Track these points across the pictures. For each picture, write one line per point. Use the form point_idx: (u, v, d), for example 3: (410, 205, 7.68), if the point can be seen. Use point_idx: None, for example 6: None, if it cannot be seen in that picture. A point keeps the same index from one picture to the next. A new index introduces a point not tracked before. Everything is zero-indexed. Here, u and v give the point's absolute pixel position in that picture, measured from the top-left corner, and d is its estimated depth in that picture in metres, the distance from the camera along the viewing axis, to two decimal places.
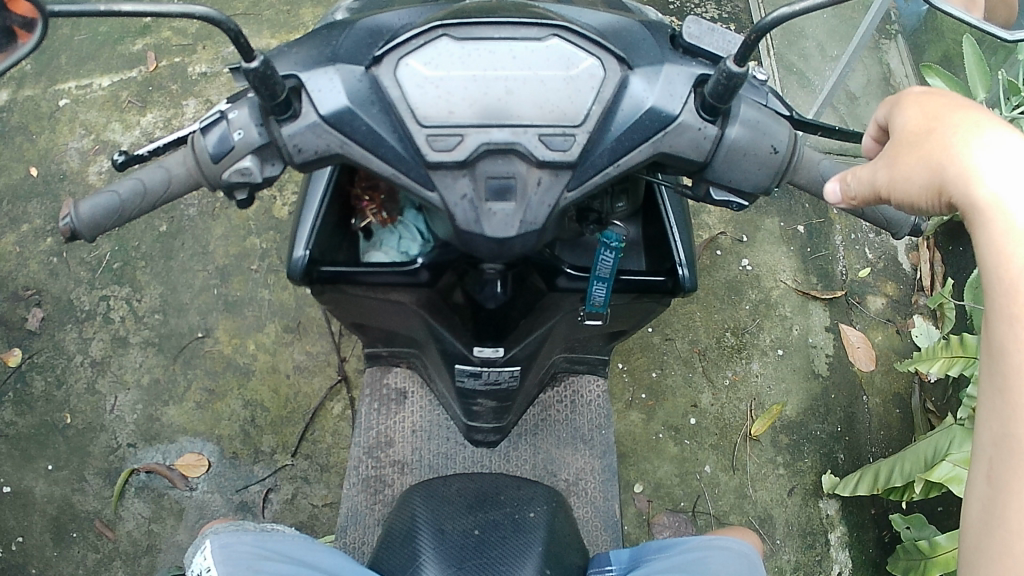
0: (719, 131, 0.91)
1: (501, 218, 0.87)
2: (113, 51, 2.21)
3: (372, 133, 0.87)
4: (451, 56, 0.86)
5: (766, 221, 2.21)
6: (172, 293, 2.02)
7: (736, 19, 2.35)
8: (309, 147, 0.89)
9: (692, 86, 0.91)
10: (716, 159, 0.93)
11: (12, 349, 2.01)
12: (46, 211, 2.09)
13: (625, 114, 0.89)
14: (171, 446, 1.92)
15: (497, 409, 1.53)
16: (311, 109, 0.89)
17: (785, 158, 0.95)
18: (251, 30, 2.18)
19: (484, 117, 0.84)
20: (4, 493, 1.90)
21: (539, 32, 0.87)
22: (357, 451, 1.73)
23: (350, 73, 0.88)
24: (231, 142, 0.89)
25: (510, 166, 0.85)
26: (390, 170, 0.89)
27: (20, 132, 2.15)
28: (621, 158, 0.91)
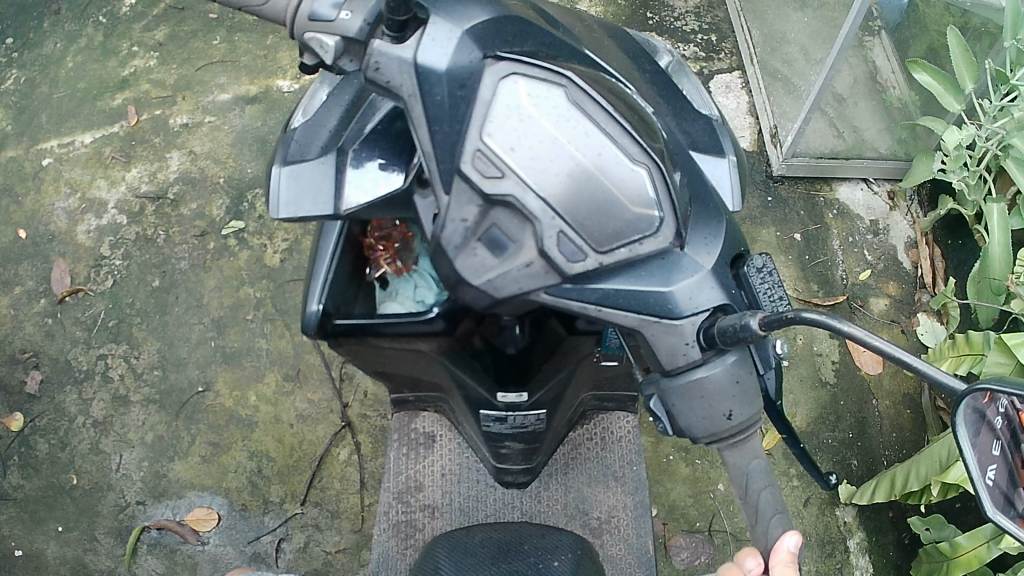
0: (702, 357, 0.87)
1: (477, 260, 0.88)
2: (95, 107, 2.17)
3: (436, 113, 0.85)
4: (553, 107, 0.84)
5: (763, 232, 2.09)
6: (170, 348, 1.98)
7: (717, 29, 2.34)
8: (385, 74, 0.87)
9: (715, 308, 0.87)
10: (677, 381, 0.88)
11: (13, 414, 2.02)
12: (37, 271, 2.08)
13: (642, 275, 0.87)
14: (180, 501, 1.92)
15: (525, 451, 1.57)
16: (413, 46, 0.86)
17: (738, 430, 0.88)
18: (230, 78, 2.17)
19: (532, 178, 0.82)
20: (17, 557, 1.92)
21: (637, 152, 0.85)
22: (387, 496, 1.76)
23: (466, 51, 0.86)
24: (336, 17, 0.90)
25: (518, 232, 0.85)
26: (427, 149, 0.87)
27: (6, 194, 2.14)
28: (607, 306, 0.88)
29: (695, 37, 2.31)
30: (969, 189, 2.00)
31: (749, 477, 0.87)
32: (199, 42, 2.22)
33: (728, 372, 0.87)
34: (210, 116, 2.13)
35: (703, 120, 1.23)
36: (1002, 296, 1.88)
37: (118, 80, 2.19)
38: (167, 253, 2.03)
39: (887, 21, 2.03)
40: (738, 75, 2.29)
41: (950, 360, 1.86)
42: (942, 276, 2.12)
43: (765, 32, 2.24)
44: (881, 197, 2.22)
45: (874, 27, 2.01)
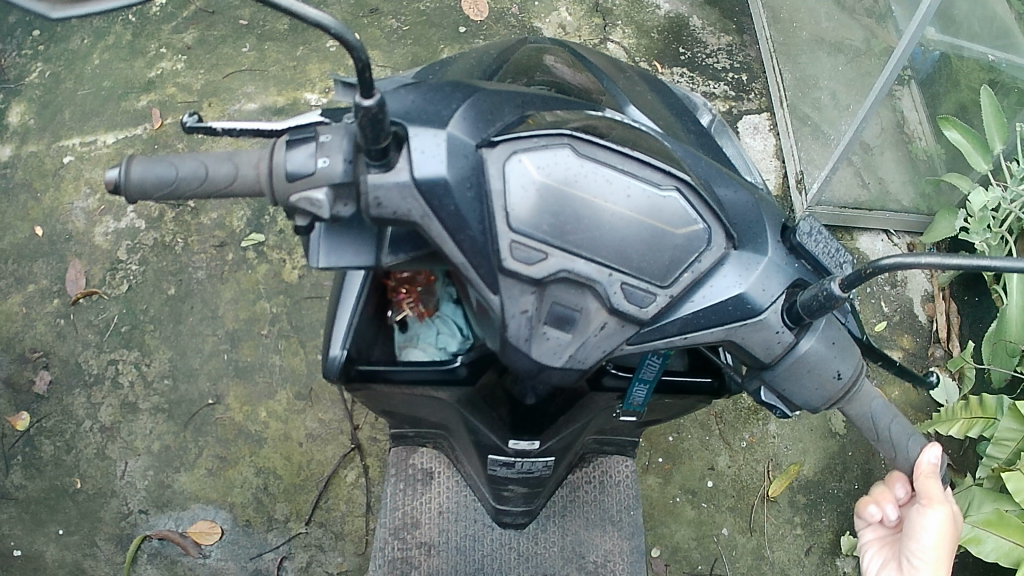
0: (794, 338, 0.87)
1: (552, 345, 0.82)
2: (120, 109, 2.15)
3: (455, 219, 0.79)
4: (570, 167, 0.80)
5: None
6: (182, 358, 1.97)
7: (748, 68, 2.33)
8: (388, 206, 0.79)
9: (786, 286, 0.87)
10: (780, 365, 0.89)
11: (19, 413, 2.00)
12: (52, 270, 2.07)
13: (713, 289, 0.85)
14: (183, 512, 1.91)
15: (527, 493, 1.55)
16: (406, 167, 0.78)
17: (848, 386, 0.89)
18: (257, 87, 2.11)
19: (576, 244, 0.78)
20: (15, 557, 1.90)
21: (661, 179, 0.82)
22: (382, 532, 1.72)
23: (460, 146, 0.80)
24: (313, 166, 0.77)
25: (581, 300, 0.80)
26: (459, 258, 0.81)
27: (25, 189, 2.13)
28: (690, 331, 0.86)
29: (726, 76, 2.29)
30: (991, 250, 1.98)
31: (875, 417, 0.91)
32: (228, 49, 2.18)
33: (819, 340, 0.87)
34: (235, 123, 2.04)
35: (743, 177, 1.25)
36: (1016, 359, 1.89)
37: (144, 82, 2.17)
38: (185, 262, 2.03)
39: (919, 70, 1.98)
40: (767, 117, 2.27)
41: (962, 421, 1.85)
42: (957, 331, 2.12)
43: (796, 76, 2.24)
44: (900, 249, 2.21)
45: (906, 77, 1.97)
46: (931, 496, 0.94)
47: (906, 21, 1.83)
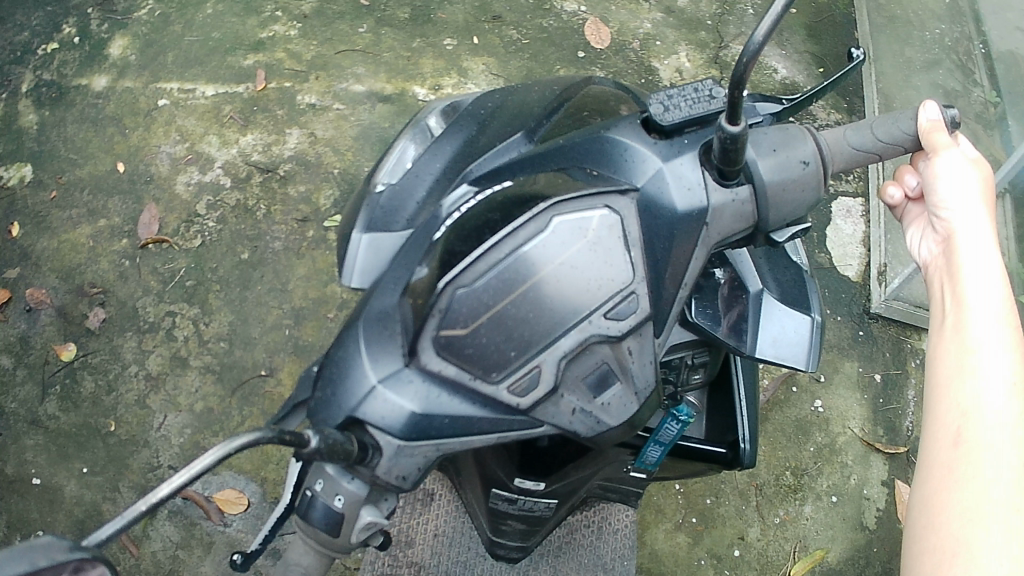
0: (747, 188, 1.08)
1: (614, 400, 1.04)
2: (223, 62, 2.16)
3: (460, 418, 1.00)
4: (481, 299, 0.98)
5: (846, 363, 2.06)
6: (242, 324, 1.94)
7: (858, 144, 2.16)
8: (407, 467, 1.01)
9: (699, 162, 1.08)
10: (767, 208, 1.09)
11: (68, 344, 2.01)
12: (126, 210, 2.06)
13: (660, 239, 1.06)
14: (213, 477, 1.96)
15: (524, 529, 1.71)
16: (388, 437, 0.99)
17: (817, 166, 1.10)
18: (367, 70, 2.13)
19: (546, 342, 0.97)
20: (34, 485, 1.88)
21: (536, 225, 1.00)
22: (376, 545, 1.84)
23: (388, 368, 1.01)
24: (337, 508, 1.02)
25: (593, 356, 1.01)
26: (494, 435, 1.01)
27: (113, 122, 2.14)
28: (684, 278, 1.09)
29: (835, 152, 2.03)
30: None
31: (858, 146, 1.12)
32: (345, 26, 2.19)
33: (761, 154, 1.08)
34: (339, 104, 2.09)
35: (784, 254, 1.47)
36: None
37: (254, 41, 2.18)
38: (263, 229, 1.99)
39: (1016, 186, 2.02)
40: (861, 203, 2.26)
41: None
42: None
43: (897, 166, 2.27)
44: None
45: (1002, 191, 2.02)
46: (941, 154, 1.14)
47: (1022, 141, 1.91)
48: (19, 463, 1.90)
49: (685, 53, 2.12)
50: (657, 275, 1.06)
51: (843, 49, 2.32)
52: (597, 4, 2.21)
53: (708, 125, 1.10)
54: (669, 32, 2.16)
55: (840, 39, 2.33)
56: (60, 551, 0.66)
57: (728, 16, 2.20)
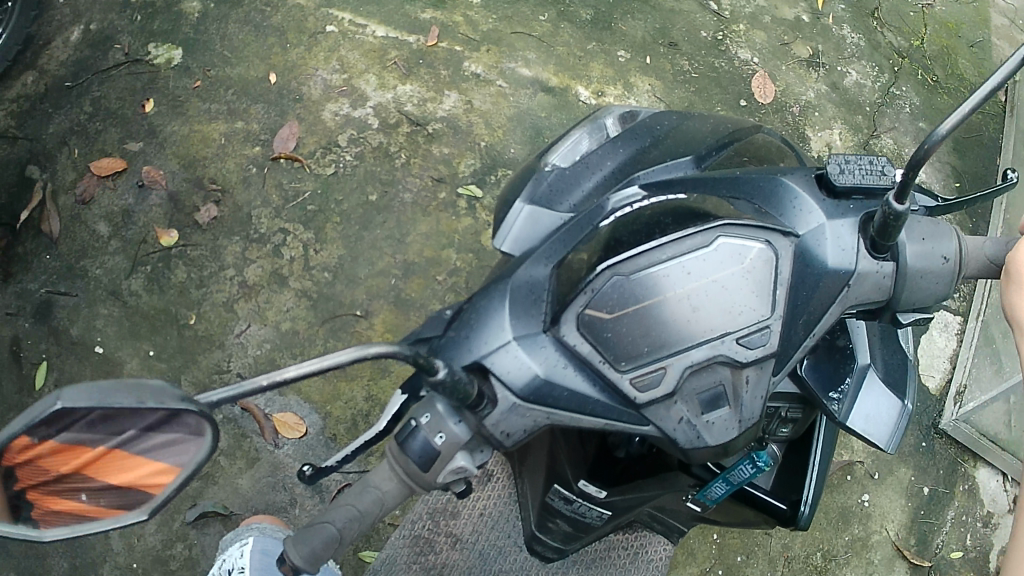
0: (891, 265, 1.08)
1: (720, 424, 0.98)
2: (401, 9, 2.25)
3: (576, 396, 0.95)
4: (629, 293, 0.95)
5: (901, 469, 2.11)
6: (352, 261, 2.00)
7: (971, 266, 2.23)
8: (515, 428, 0.95)
9: (855, 234, 1.08)
10: (903, 289, 1.09)
11: (170, 229, 2.02)
12: (267, 119, 2.12)
13: (806, 285, 1.05)
14: (277, 397, 1.94)
15: (568, 533, 1.66)
16: (506, 393, 0.94)
17: (956, 263, 1.09)
18: (537, 57, 2.23)
19: (678, 347, 0.94)
20: (94, 353, 1.90)
21: (703, 238, 0.98)
22: (421, 508, 1.86)
23: (522, 330, 0.97)
24: (436, 445, 0.91)
25: (715, 374, 0.96)
26: (602, 422, 0.96)
27: (277, 34, 2.21)
28: (814, 328, 1.05)
29: None
30: None
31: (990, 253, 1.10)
32: (527, 10, 2.29)
33: (912, 239, 1.09)
34: (503, 81, 2.19)
35: (896, 336, 1.43)
36: None
37: None
38: (398, 177, 2.07)
39: None
40: (960, 321, 2.31)
41: None
42: None
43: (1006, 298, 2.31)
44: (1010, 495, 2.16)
45: None
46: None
47: None
48: (87, 328, 1.92)
49: (839, 131, 2.26)
50: (791, 321, 1.04)
51: (985, 170, 2.41)
52: (770, 59, 2.34)
53: (873, 200, 1.12)
54: (829, 107, 2.31)
55: (984, 160, 2.43)
56: (167, 400, 0.67)
57: (886, 107, 2.34)
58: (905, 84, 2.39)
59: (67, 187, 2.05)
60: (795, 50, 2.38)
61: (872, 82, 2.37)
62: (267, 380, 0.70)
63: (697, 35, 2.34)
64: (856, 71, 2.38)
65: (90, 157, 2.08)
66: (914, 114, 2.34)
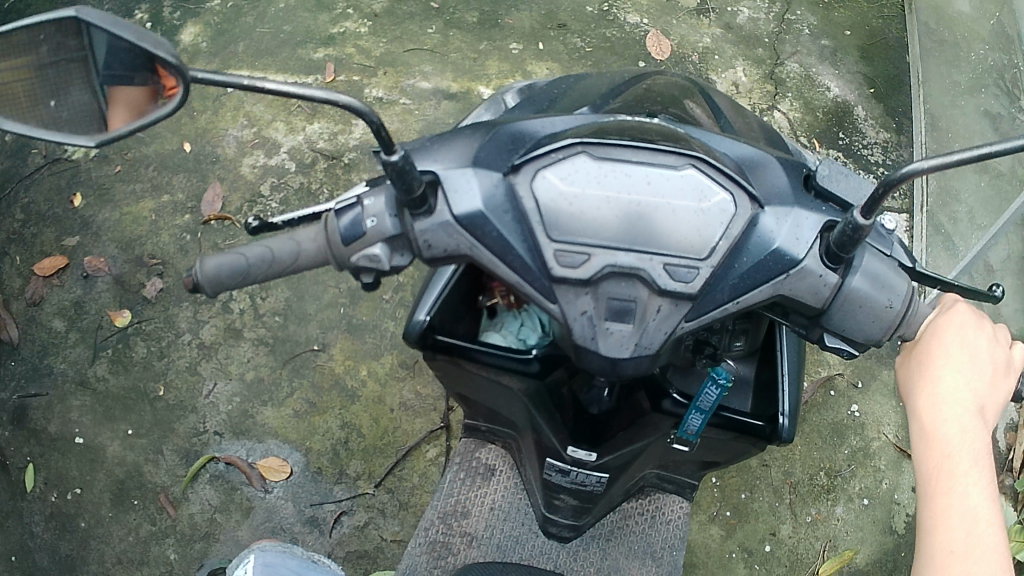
0: (839, 279, 0.97)
1: (616, 337, 0.94)
2: (294, 54, 2.27)
3: (503, 241, 0.96)
4: (587, 175, 0.94)
5: (884, 372, 2.14)
6: (298, 300, 2.07)
7: (897, 167, 2.21)
8: (438, 245, 0.98)
9: (819, 232, 0.98)
10: (833, 305, 0.99)
11: (122, 310, 2.09)
12: (190, 187, 2.17)
13: (755, 260, 0.97)
14: (257, 445, 1.98)
15: (576, 507, 1.59)
16: (447, 208, 0.97)
17: (898, 314, 1.00)
18: (434, 68, 2.28)
19: (613, 241, 0.92)
20: (75, 444, 1.97)
21: (676, 161, 0.96)
22: (433, 513, 1.82)
23: (487, 177, 0.97)
24: (364, 227, 0.97)
25: (632, 290, 0.92)
26: (515, 277, 0.96)
27: (184, 104, 2.25)
28: (742, 296, 0.97)
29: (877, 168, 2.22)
30: None
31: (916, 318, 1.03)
32: (415, 26, 2.34)
33: (863, 269, 0.98)
34: (406, 98, 2.22)
35: None
36: None
37: (325, 36, 2.32)
38: None
39: None
40: None
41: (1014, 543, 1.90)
42: None
43: None
44: None
45: None
46: (956, 327, 1.06)
47: None
48: (63, 423, 1.98)
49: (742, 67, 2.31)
50: (722, 275, 0.96)
51: (896, 70, 2.42)
52: (659, 17, 2.40)
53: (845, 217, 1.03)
54: (728, 48, 2.36)
55: (892, 61, 2.44)
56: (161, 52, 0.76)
57: (785, 35, 2.41)
58: (800, 8, 2.47)
59: (17, 293, 2.10)
60: (683, 3, 2.44)
61: (764, 14, 2.44)
62: (247, 81, 0.74)
63: (583, 11, 2.39)
64: (748, 7, 2.44)
65: (31, 259, 2.14)
66: (813, 34, 2.42)
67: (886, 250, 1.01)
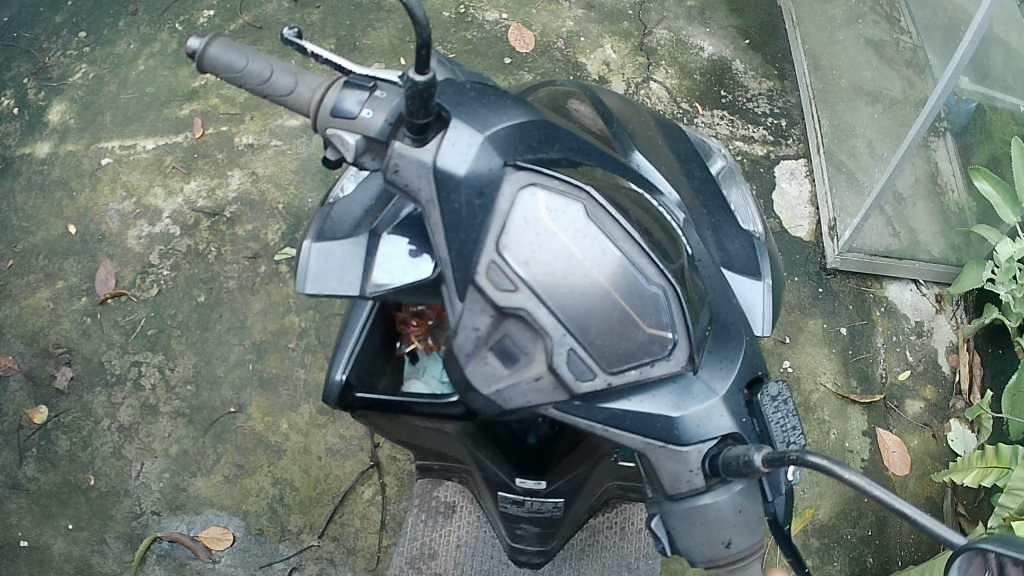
0: (704, 485, 0.92)
1: (487, 370, 0.92)
2: (161, 115, 2.26)
3: (454, 220, 0.90)
4: (569, 222, 0.89)
5: (810, 322, 2.10)
6: (207, 364, 2.02)
7: (788, 114, 2.36)
8: (403, 176, 0.92)
9: (723, 439, 0.91)
10: (682, 502, 0.94)
11: (39, 406, 2.00)
12: (81, 269, 2.11)
13: (645, 416, 0.91)
14: (196, 517, 1.90)
15: (540, 534, 1.45)
16: (432, 153, 0.91)
17: (732, 556, 0.93)
18: (299, 104, 2.28)
19: (543, 294, 0.86)
20: (20, 547, 1.88)
21: (654, 275, 0.90)
22: (399, 560, 1.74)
23: (487, 156, 0.91)
24: (356, 113, 0.90)
25: (530, 345, 0.89)
26: (443, 258, 0.92)
27: (61, 187, 2.19)
28: (615, 428, 0.92)
29: (766, 120, 2.33)
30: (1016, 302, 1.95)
31: None
32: None
33: (730, 498, 0.92)
34: (277, 140, 2.25)
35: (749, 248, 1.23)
36: None
37: (187, 91, 2.30)
38: (216, 270, 2.10)
39: (954, 123, 2.00)
40: (804, 162, 2.29)
41: (977, 470, 1.83)
42: (979, 384, 2.09)
43: (835, 123, 2.28)
44: (928, 299, 2.20)
45: (940, 127, 1.98)
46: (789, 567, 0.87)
47: (940, 70, 1.86)
48: (4, 528, 1.90)
49: (609, 46, 2.34)
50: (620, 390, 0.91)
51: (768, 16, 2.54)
52: (518, 9, 2.38)
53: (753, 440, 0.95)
54: (593, 27, 2.38)
55: (763, 9, 2.55)
56: None
57: (649, 4, 2.46)
58: None
59: None
60: None
61: None
62: None
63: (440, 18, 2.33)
64: None
65: None
66: None
67: (770, 497, 0.97)
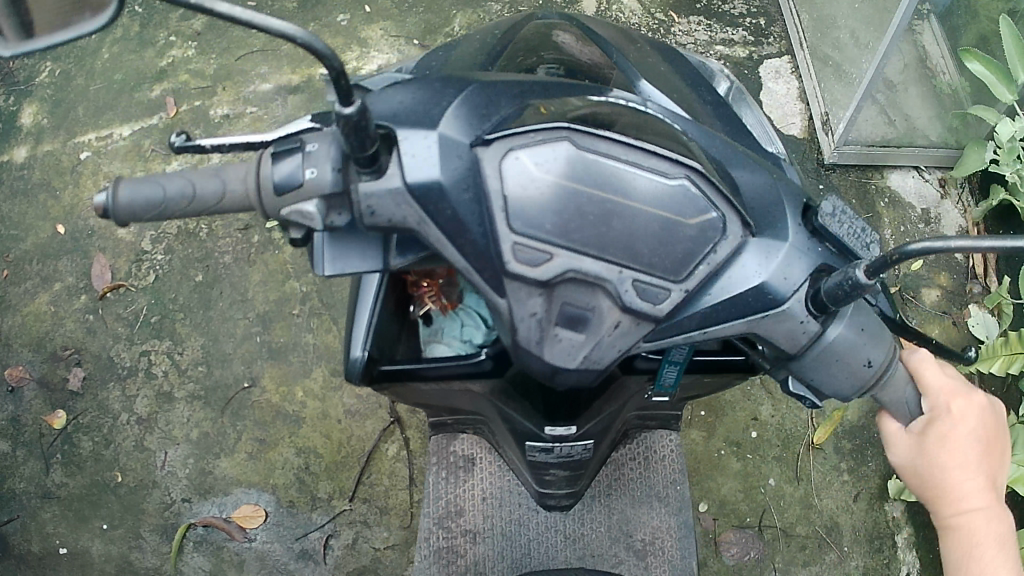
0: (821, 328, 0.83)
1: (565, 346, 0.79)
2: (131, 100, 2.23)
3: (455, 220, 0.78)
4: (565, 165, 0.78)
5: None
6: (214, 344, 2.00)
7: (764, 12, 2.33)
8: (382, 214, 0.78)
9: (811, 274, 0.84)
10: (808, 355, 0.85)
11: (56, 411, 1.98)
12: (76, 267, 2.09)
13: (733, 303, 0.82)
14: (226, 499, 1.88)
15: (569, 477, 1.33)
16: (396, 172, 0.77)
17: (876, 373, 0.86)
18: (270, 66, 2.26)
19: (580, 243, 0.76)
20: (61, 554, 1.87)
21: (670, 167, 0.81)
22: (425, 522, 1.51)
23: (450, 145, 0.78)
24: (299, 179, 0.76)
25: (592, 299, 0.77)
26: (462, 263, 0.80)
27: (44, 189, 2.16)
28: (709, 326, 0.83)
29: (743, 21, 2.29)
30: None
31: (908, 401, 0.90)
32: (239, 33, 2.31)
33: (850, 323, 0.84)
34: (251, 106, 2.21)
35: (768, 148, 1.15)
36: None
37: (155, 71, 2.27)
38: (210, 248, 2.07)
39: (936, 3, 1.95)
40: (788, 60, 2.26)
41: (1002, 358, 1.79)
42: (994, 267, 2.08)
43: (814, 16, 2.23)
44: (932, 185, 2.16)
45: (924, 10, 1.93)
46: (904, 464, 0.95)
47: None
48: (43, 539, 1.88)
49: None
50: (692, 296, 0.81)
51: None
52: None
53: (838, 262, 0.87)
54: None
55: None
56: None
57: None
58: None
59: None
60: None
61: None
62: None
63: None
64: None
65: None
66: None
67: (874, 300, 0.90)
